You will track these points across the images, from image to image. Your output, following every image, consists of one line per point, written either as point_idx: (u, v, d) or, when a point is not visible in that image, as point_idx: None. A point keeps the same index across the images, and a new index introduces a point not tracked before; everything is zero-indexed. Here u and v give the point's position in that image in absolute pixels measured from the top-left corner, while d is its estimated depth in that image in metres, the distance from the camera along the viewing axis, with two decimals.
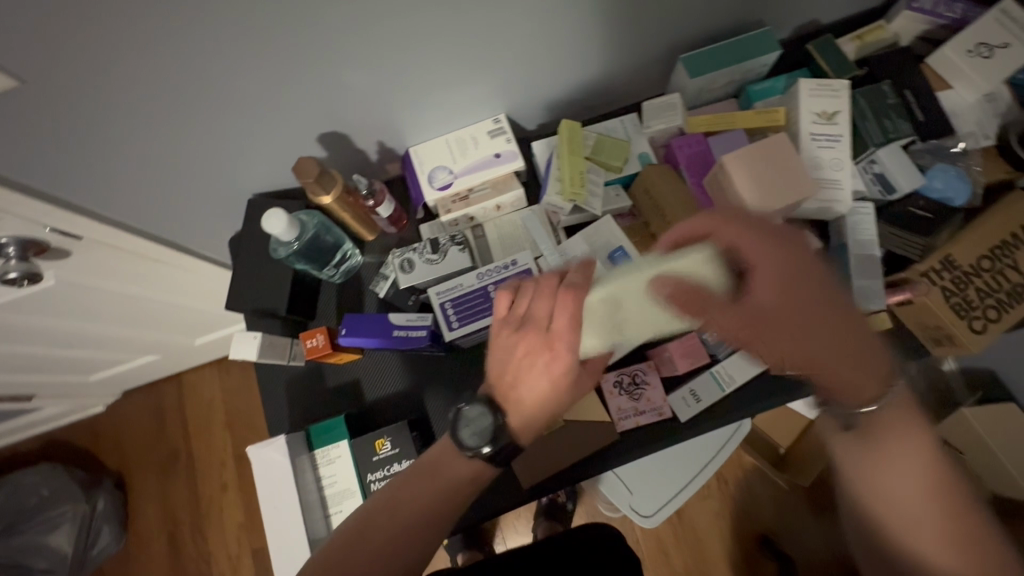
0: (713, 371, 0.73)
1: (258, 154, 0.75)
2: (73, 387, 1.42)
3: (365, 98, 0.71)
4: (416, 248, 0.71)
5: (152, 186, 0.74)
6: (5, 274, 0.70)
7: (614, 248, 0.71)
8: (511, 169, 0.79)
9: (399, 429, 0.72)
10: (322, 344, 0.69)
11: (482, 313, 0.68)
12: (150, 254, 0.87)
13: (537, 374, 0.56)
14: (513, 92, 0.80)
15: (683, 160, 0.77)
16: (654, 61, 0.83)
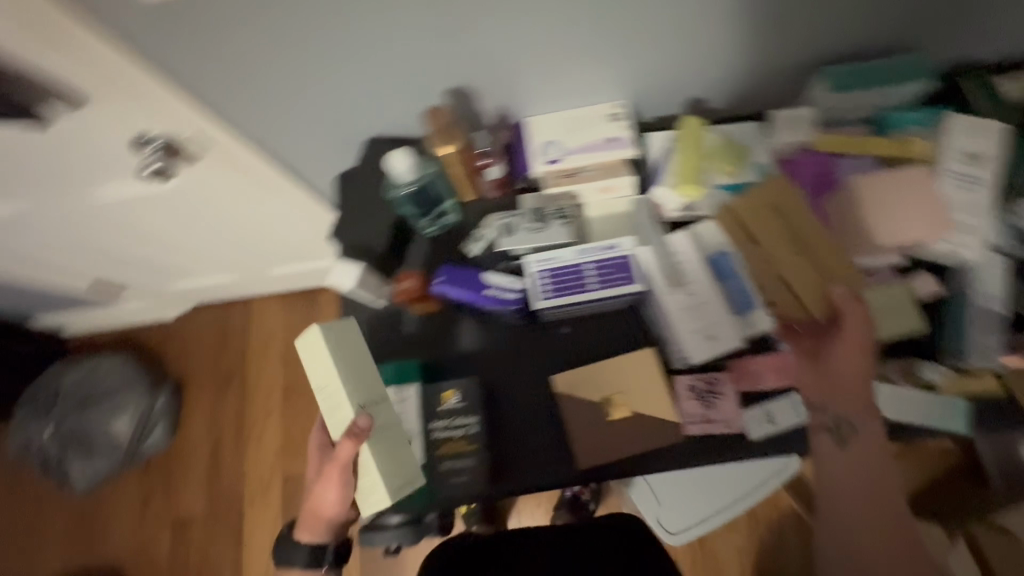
0: (793, 397, 0.71)
1: (386, 98, 0.78)
2: (157, 291, 1.53)
3: (497, 59, 0.73)
4: (520, 215, 0.73)
5: (282, 110, 0.78)
6: (146, 168, 0.76)
7: (716, 251, 0.71)
8: (624, 155, 0.78)
9: (469, 385, 0.75)
10: (417, 286, 0.74)
11: (573, 289, 0.68)
12: (264, 177, 0.92)
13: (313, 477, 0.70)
14: (639, 80, 0.79)
15: (804, 177, 0.74)
16: (790, 72, 0.80)
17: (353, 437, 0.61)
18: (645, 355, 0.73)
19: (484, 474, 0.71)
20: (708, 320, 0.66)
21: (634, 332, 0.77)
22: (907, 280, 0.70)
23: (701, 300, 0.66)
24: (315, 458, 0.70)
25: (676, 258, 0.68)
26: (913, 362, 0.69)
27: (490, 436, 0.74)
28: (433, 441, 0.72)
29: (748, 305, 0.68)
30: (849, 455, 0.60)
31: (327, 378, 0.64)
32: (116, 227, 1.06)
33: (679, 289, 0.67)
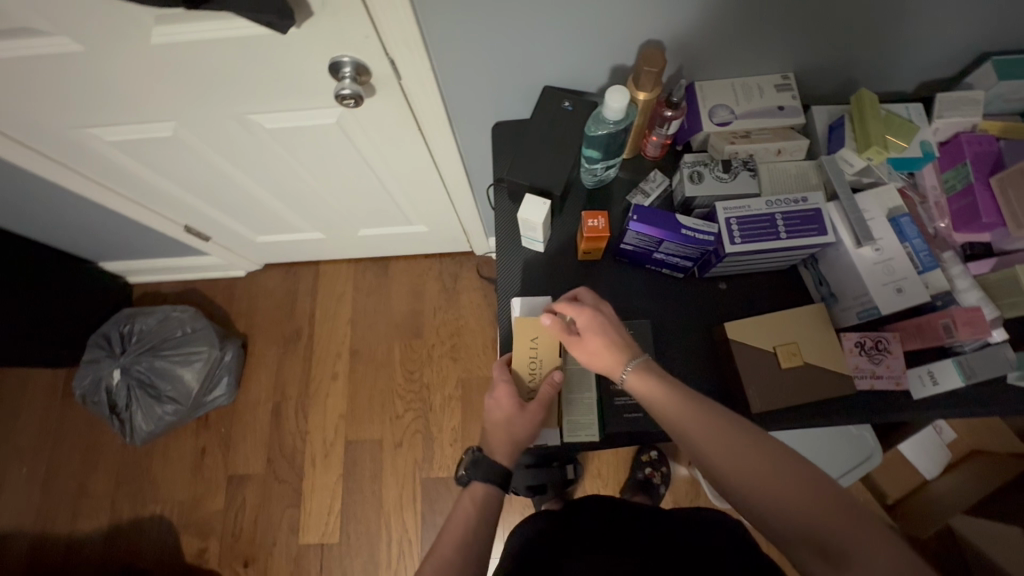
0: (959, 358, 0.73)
1: (576, 47, 0.80)
2: (241, 243, 1.53)
3: (699, 18, 0.76)
4: (708, 164, 0.76)
5: (474, 51, 0.81)
6: (341, 92, 0.78)
7: (900, 213, 0.72)
8: (792, 123, 0.82)
9: (643, 327, 0.77)
10: (602, 226, 0.74)
11: (765, 236, 0.70)
12: (421, 121, 0.94)
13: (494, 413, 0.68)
14: (812, 56, 0.83)
15: (971, 154, 0.78)
16: (952, 63, 0.84)
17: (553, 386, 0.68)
18: (815, 311, 0.75)
19: (657, 414, 0.72)
20: (896, 274, 0.69)
21: (794, 291, 0.80)
22: None
23: (888, 256, 0.69)
24: (504, 402, 0.67)
25: (863, 215, 0.71)
26: None
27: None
28: (607, 376, 0.74)
29: (933, 266, 0.70)
30: (661, 407, 0.60)
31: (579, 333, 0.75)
32: (251, 162, 1.07)
33: (868, 244, 0.70)
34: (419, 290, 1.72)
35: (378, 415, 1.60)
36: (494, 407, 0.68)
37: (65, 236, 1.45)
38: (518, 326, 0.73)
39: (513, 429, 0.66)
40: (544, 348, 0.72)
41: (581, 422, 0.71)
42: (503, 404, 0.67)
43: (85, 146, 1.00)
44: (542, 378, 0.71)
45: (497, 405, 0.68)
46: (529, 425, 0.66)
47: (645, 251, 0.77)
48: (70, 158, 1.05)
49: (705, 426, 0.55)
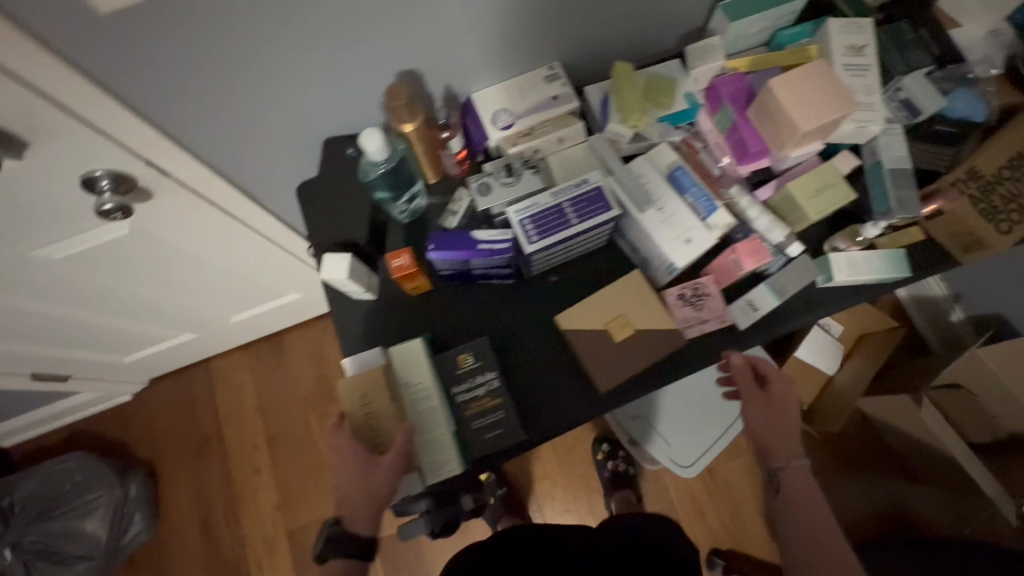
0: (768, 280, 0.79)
1: (336, 94, 0.80)
2: (108, 369, 1.42)
3: (439, 37, 0.77)
4: (492, 174, 0.77)
5: (236, 125, 0.78)
6: (102, 208, 0.74)
7: (673, 168, 0.77)
8: (569, 109, 0.85)
9: (481, 344, 0.76)
10: (408, 263, 0.73)
11: (559, 228, 0.72)
12: (221, 202, 0.91)
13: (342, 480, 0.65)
14: (567, 42, 0.87)
15: (727, 95, 0.83)
16: (691, 14, 0.90)
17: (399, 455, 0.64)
18: (634, 278, 0.78)
19: (515, 424, 0.73)
20: (682, 227, 0.73)
21: (617, 263, 0.83)
22: (832, 162, 0.80)
23: (671, 212, 0.73)
24: (354, 463, 0.65)
25: (639, 180, 0.75)
26: (856, 227, 0.80)
27: (510, 389, 0.76)
28: (459, 404, 0.74)
29: (712, 210, 0.75)
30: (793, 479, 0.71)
31: (421, 373, 0.71)
32: (63, 294, 0.99)
33: (650, 207, 0.73)
34: (320, 353, 1.66)
35: (314, 494, 1.53)
36: (341, 474, 0.65)
37: None
38: (344, 382, 0.70)
39: (361, 495, 0.64)
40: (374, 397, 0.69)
41: (437, 461, 0.67)
42: (350, 469, 0.65)
43: None
44: (381, 431, 0.68)
45: (345, 471, 0.65)
46: (387, 480, 0.64)
47: (463, 271, 0.78)
48: None
49: (794, 459, 0.72)
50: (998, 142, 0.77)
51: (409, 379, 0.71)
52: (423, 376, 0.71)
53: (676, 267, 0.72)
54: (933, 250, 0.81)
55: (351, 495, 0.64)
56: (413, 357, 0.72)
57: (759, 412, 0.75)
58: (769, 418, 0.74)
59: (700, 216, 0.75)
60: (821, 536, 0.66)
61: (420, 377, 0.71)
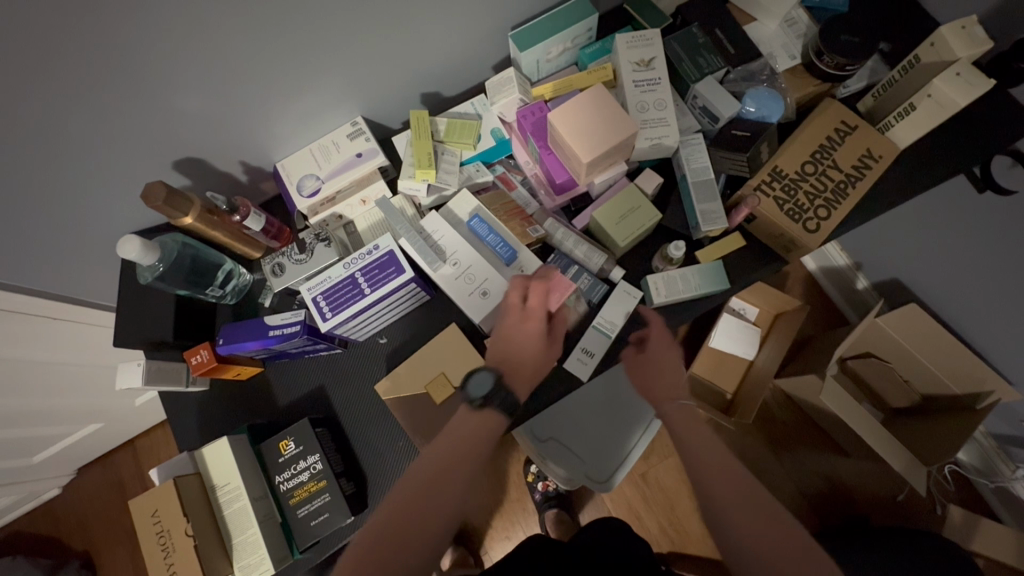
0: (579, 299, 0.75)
1: (124, 195, 0.77)
2: (19, 475, 1.38)
3: (213, 122, 0.74)
4: (285, 252, 0.75)
5: (22, 246, 0.74)
6: None
7: (471, 216, 0.75)
8: (374, 165, 0.83)
9: (302, 427, 0.73)
10: (207, 358, 0.71)
11: (351, 300, 0.70)
12: (43, 310, 0.87)
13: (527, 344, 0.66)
14: (365, 95, 0.85)
15: (529, 128, 0.81)
16: (491, 44, 0.89)
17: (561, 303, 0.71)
18: (452, 332, 0.77)
19: (341, 507, 0.71)
20: (479, 279, 0.71)
21: (444, 314, 0.81)
22: (636, 182, 0.78)
23: (467, 266, 0.71)
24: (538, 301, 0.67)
25: (433, 236, 0.73)
26: (661, 249, 0.76)
27: (338, 470, 0.74)
28: (284, 493, 0.71)
29: (512, 254, 0.73)
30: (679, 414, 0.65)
31: (229, 473, 0.67)
32: None
33: (445, 264, 0.72)
34: None
35: None
36: (508, 337, 0.66)
37: None
38: (133, 506, 0.64)
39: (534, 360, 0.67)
40: (167, 514, 0.63)
41: (251, 563, 0.66)
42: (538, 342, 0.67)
43: None
44: (176, 555, 0.62)
45: (520, 337, 0.66)
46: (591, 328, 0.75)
47: (278, 352, 0.76)
48: None
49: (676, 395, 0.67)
50: (797, 139, 0.76)
51: (218, 481, 0.68)
52: (233, 475, 0.68)
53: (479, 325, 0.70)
54: (755, 252, 0.79)
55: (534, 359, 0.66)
56: (221, 456, 0.68)
57: (648, 360, 0.71)
58: (655, 371, 0.69)
59: (502, 263, 0.73)
60: (745, 524, 0.53)
61: (231, 478, 0.67)
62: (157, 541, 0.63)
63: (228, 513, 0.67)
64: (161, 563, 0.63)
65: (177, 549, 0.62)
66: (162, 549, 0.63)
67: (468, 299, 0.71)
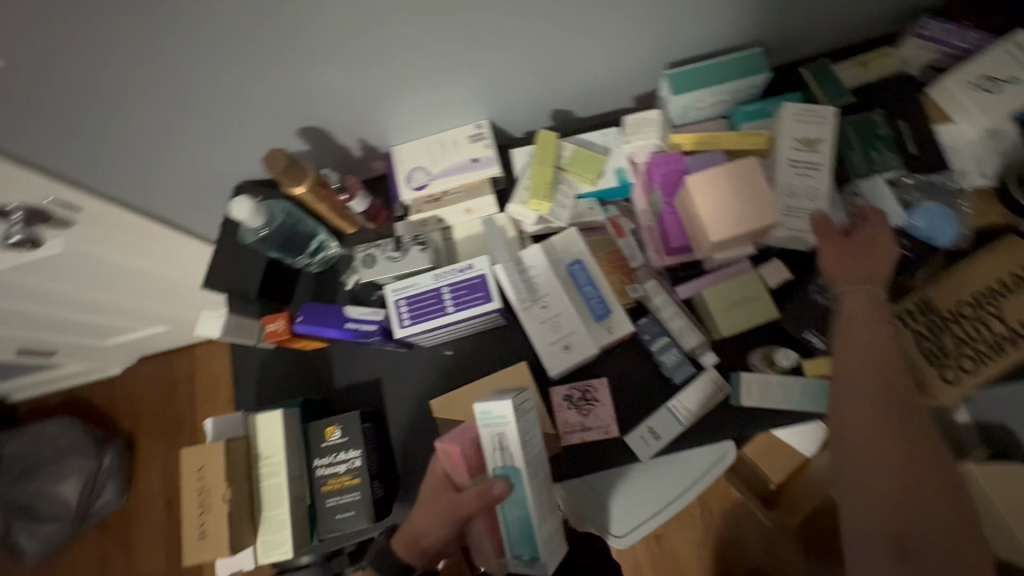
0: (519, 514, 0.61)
1: (244, 143, 0.78)
2: (92, 351, 1.51)
3: (341, 95, 0.73)
4: (380, 245, 0.73)
5: (146, 167, 0.78)
6: (11, 240, 0.76)
7: (571, 261, 0.71)
8: (487, 175, 0.80)
9: (352, 418, 0.73)
10: (281, 329, 0.71)
11: (431, 314, 0.68)
12: (149, 228, 0.92)
13: (422, 506, 0.64)
14: (496, 100, 0.81)
15: (657, 179, 0.75)
16: (642, 76, 0.82)
17: (484, 501, 0.59)
18: (519, 369, 0.74)
19: (368, 509, 0.70)
20: (564, 331, 0.67)
21: (514, 346, 0.78)
22: (758, 271, 0.71)
23: (555, 312, 0.67)
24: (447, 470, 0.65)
25: (530, 271, 0.69)
26: (766, 350, 0.71)
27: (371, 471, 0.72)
28: (318, 478, 0.72)
29: (606, 313, 0.68)
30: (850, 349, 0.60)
31: (276, 447, 0.68)
32: (19, 296, 1.05)
33: (534, 303, 0.68)
34: None
35: None
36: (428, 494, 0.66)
37: None
38: (184, 455, 0.66)
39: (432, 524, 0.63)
40: (212, 471, 0.64)
41: (275, 540, 0.66)
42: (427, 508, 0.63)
43: None
44: (209, 512, 0.63)
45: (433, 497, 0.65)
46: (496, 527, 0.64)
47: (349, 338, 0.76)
48: None
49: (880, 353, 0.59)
50: (962, 271, 0.67)
51: (264, 450, 0.69)
52: (279, 449, 0.69)
53: (479, 410, 0.62)
54: None
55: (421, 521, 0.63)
56: (274, 429, 0.69)
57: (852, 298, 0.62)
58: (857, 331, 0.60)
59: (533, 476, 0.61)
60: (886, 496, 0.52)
61: (277, 452, 0.68)
62: (194, 494, 0.64)
63: (265, 485, 0.68)
64: (196, 515, 0.64)
65: (213, 508, 0.63)
66: (198, 502, 0.64)
67: (489, 455, 0.63)
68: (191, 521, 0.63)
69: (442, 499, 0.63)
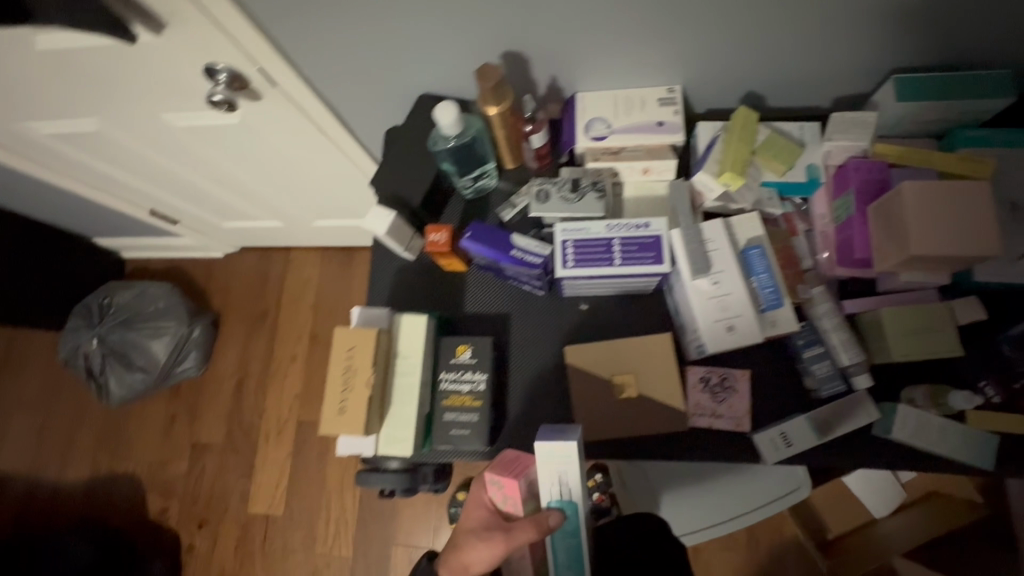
0: (569, 544, 0.67)
1: (442, 55, 0.79)
2: (208, 228, 1.60)
3: (557, 25, 0.72)
4: (556, 183, 0.73)
5: (345, 56, 0.81)
6: (212, 96, 0.80)
7: (750, 245, 0.68)
8: (669, 141, 0.78)
9: (483, 343, 0.75)
10: (443, 241, 0.74)
11: (597, 262, 0.68)
12: (319, 119, 0.95)
13: (470, 536, 0.66)
14: (698, 69, 0.78)
15: (856, 182, 0.70)
16: (858, 78, 0.77)
17: (542, 531, 0.64)
18: (661, 340, 0.72)
19: (483, 431, 0.72)
20: (731, 311, 0.65)
21: (654, 318, 0.77)
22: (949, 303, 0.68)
23: (726, 291, 0.65)
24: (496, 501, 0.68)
25: (707, 244, 0.67)
26: (939, 389, 0.67)
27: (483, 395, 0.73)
28: (441, 391, 0.74)
29: (775, 305, 0.66)
30: None
31: (416, 349, 0.71)
32: (180, 156, 1.12)
33: (705, 276, 0.66)
34: None
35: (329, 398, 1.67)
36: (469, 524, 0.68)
37: (59, 218, 1.58)
38: (336, 334, 0.68)
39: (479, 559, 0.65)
40: (360, 355, 0.67)
41: (396, 435, 0.69)
42: (478, 541, 0.65)
43: (29, 138, 1.09)
44: (349, 394, 0.65)
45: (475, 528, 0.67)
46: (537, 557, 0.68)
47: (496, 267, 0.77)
48: (23, 149, 1.13)
49: None
50: None
51: (405, 349, 0.71)
52: (418, 352, 0.71)
53: (540, 448, 0.65)
54: None
55: (471, 557, 0.65)
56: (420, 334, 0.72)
57: None
58: None
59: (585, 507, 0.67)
60: None
61: (416, 353, 0.71)
62: (340, 375, 0.66)
63: (398, 382, 0.70)
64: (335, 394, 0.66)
65: (356, 390, 0.65)
66: (340, 382, 0.66)
67: (543, 485, 0.67)
68: (332, 395, 0.66)
69: (490, 533, 0.65)
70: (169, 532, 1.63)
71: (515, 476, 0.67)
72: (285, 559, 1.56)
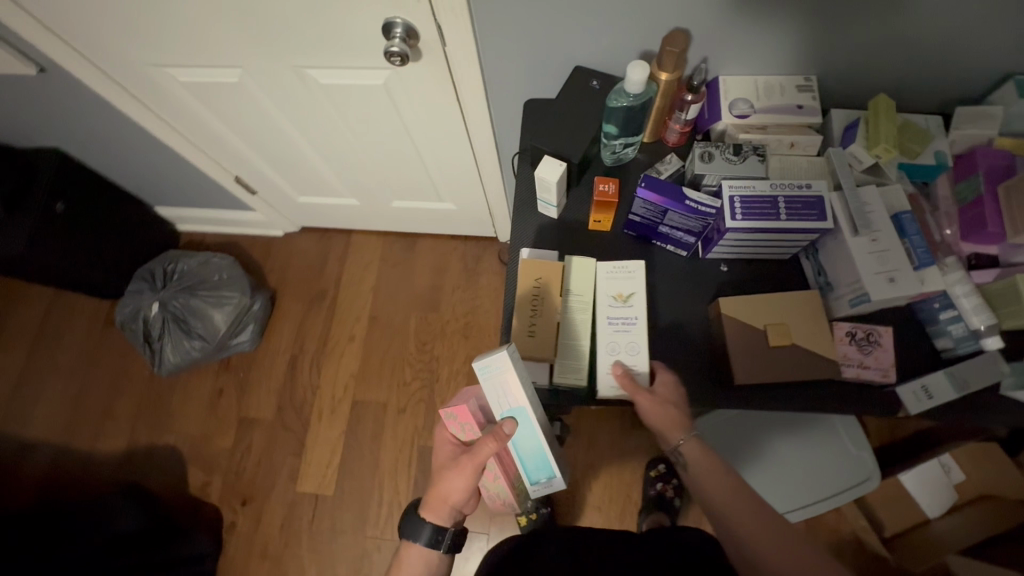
0: (533, 445, 0.72)
1: (604, 31, 0.86)
2: (282, 202, 1.62)
3: (727, 8, 0.79)
4: (719, 146, 0.80)
5: (512, 25, 0.87)
6: (388, 49, 0.86)
7: (899, 210, 0.76)
8: (807, 123, 0.86)
9: (643, 289, 0.79)
10: (612, 192, 0.80)
11: (765, 216, 0.74)
12: (460, 87, 1.01)
13: (444, 470, 0.74)
14: (835, 64, 0.86)
15: (984, 166, 0.79)
16: (976, 82, 0.86)
17: (501, 441, 0.68)
18: (811, 295, 0.78)
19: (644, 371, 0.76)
20: (890, 265, 0.72)
21: (793, 281, 0.83)
22: None
23: (884, 247, 0.72)
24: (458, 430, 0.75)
25: (865, 206, 0.75)
26: None
27: (598, 331, 0.78)
28: (603, 331, 0.78)
29: (926, 262, 0.73)
30: None
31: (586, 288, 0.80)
32: (302, 116, 1.16)
33: (866, 233, 0.73)
34: (440, 268, 1.78)
35: (386, 380, 1.67)
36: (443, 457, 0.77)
37: (134, 179, 1.58)
38: (521, 268, 0.80)
39: (456, 484, 0.74)
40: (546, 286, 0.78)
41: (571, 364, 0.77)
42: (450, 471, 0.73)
43: (156, 82, 1.11)
44: (539, 316, 0.78)
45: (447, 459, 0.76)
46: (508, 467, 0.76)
47: (650, 224, 0.82)
48: (146, 96, 1.16)
49: None
50: None
51: (575, 289, 0.80)
52: (588, 291, 0.80)
53: (476, 368, 0.69)
54: None
55: (448, 485, 0.74)
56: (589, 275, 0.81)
57: None
58: None
59: (536, 409, 0.70)
60: None
61: (587, 293, 0.80)
62: (530, 302, 0.78)
63: (570, 315, 0.79)
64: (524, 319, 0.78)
65: (544, 317, 0.77)
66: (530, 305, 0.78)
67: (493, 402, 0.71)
68: (521, 316, 0.78)
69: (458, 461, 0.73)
70: (210, 507, 1.57)
71: (463, 403, 0.73)
72: (333, 540, 1.52)
